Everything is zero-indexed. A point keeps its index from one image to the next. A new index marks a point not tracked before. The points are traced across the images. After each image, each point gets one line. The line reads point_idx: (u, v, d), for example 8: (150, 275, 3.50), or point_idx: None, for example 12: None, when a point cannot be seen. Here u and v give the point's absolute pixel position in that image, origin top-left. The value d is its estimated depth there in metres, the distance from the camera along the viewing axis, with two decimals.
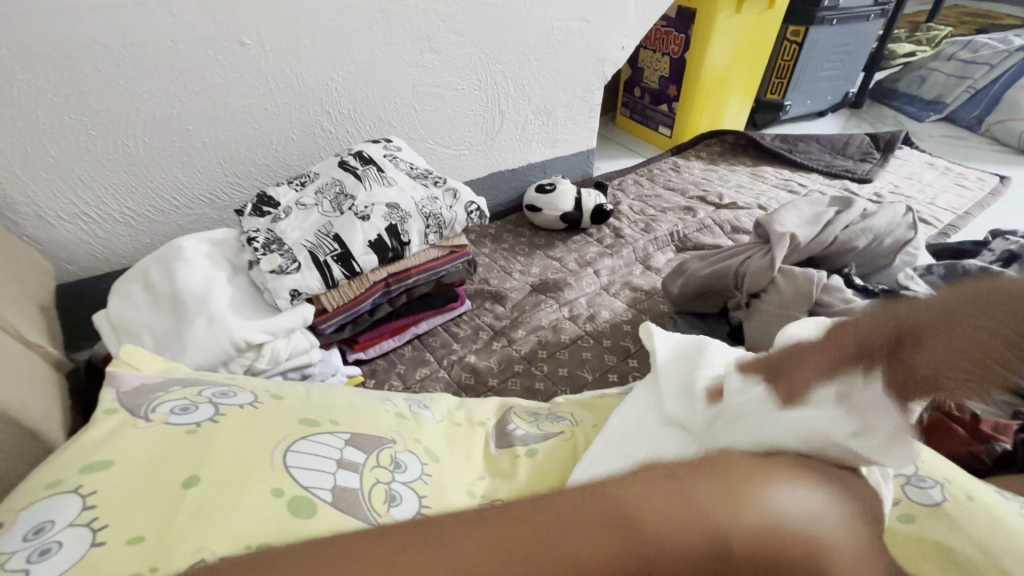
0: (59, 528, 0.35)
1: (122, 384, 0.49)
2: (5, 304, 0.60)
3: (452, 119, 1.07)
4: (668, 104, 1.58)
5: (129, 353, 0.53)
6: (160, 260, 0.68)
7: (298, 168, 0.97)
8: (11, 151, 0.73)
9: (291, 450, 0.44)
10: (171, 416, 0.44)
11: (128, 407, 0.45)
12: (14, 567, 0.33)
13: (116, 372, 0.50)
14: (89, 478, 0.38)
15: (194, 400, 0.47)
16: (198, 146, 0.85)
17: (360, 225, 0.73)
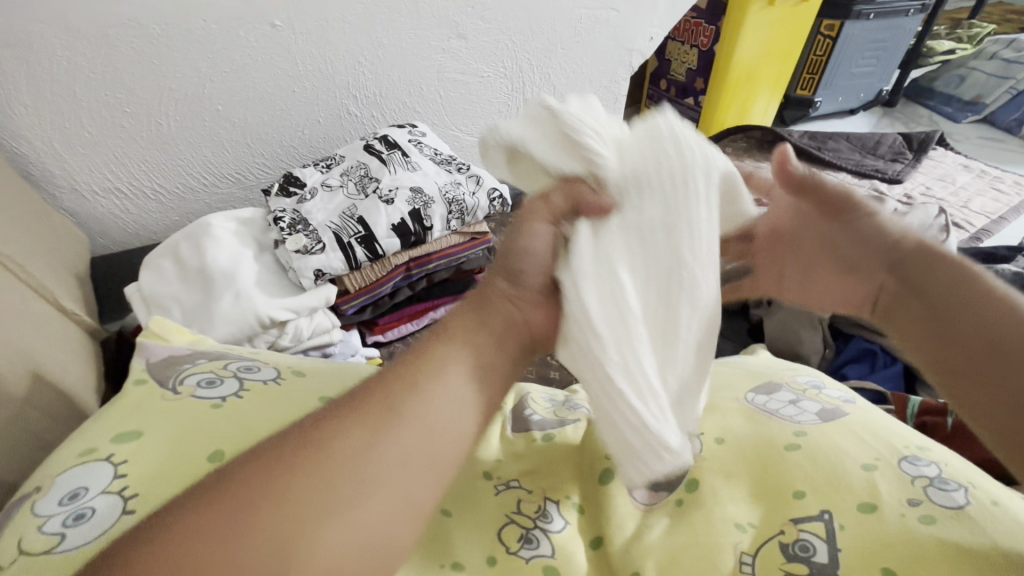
0: (92, 495, 0.37)
1: (151, 356, 0.50)
2: (44, 273, 0.62)
3: (476, 106, 1.07)
4: (694, 98, 1.55)
5: (158, 324, 0.54)
6: (189, 236, 0.69)
7: (324, 150, 0.98)
8: (49, 126, 0.75)
9: None
10: (197, 389, 0.45)
11: (157, 378, 0.47)
12: (53, 530, 0.35)
13: (145, 343, 0.51)
14: (120, 448, 0.40)
15: (220, 373, 0.48)
16: (228, 126, 0.87)
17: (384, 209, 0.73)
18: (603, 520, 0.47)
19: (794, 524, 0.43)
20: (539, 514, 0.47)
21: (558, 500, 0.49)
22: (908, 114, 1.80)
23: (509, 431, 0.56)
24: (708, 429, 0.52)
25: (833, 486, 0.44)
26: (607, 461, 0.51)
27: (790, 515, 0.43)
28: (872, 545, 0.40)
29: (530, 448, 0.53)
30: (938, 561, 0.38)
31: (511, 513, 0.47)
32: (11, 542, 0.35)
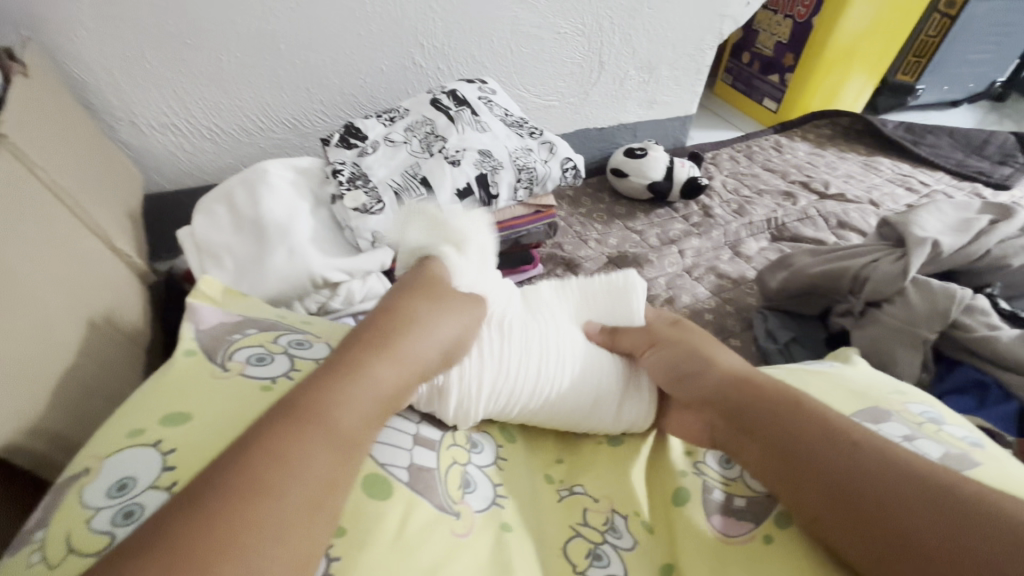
0: (140, 489, 0.32)
1: (200, 323, 0.47)
2: (99, 210, 0.59)
3: (548, 65, 0.99)
4: (779, 75, 1.41)
5: (208, 284, 0.51)
6: (244, 181, 0.66)
7: (384, 103, 0.92)
8: (111, 53, 0.72)
9: None
10: (247, 365, 0.42)
11: (207, 350, 0.44)
12: (100, 528, 0.31)
13: (195, 305, 0.48)
14: (168, 433, 0.36)
15: (270, 348, 0.45)
16: (288, 67, 0.82)
17: (451, 172, 0.69)
18: (676, 547, 0.44)
19: None
20: (608, 528, 0.45)
21: (627, 515, 0.46)
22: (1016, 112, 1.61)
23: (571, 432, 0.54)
24: None
25: None
26: (681, 480, 0.49)
27: None
28: None
29: (595, 453, 0.51)
30: None
31: (578, 526, 0.44)
32: (55, 537, 0.31)
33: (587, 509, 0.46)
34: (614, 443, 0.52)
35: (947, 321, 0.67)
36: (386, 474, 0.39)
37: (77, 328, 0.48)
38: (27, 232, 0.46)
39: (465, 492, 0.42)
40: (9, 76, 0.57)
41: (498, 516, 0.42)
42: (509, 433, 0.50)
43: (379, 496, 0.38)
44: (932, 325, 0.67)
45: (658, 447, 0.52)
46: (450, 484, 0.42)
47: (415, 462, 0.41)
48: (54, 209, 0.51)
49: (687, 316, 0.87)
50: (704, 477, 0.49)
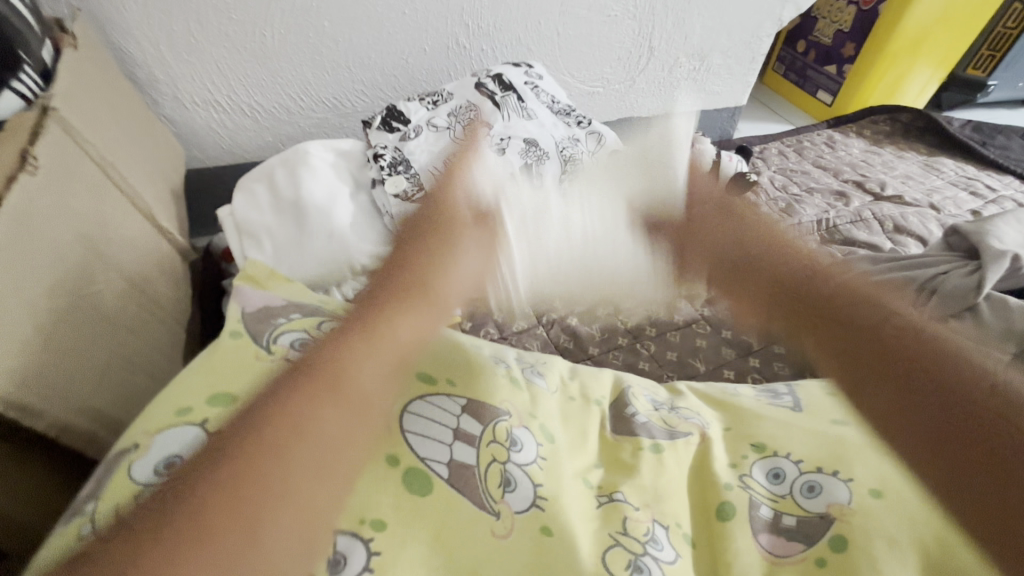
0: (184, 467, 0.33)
1: (246, 305, 0.47)
2: (144, 186, 0.59)
3: (596, 50, 0.95)
4: (838, 65, 1.33)
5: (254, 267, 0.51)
6: (285, 162, 0.65)
7: (426, 84, 0.90)
8: (158, 27, 0.71)
9: (407, 410, 0.40)
10: (289, 350, 0.41)
11: (252, 332, 0.43)
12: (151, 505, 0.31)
13: (240, 288, 0.48)
14: (213, 413, 0.36)
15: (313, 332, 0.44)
16: (331, 45, 0.80)
17: (497, 161, 0.68)
18: (718, 558, 0.42)
19: None
20: (649, 538, 0.42)
21: (667, 526, 0.44)
22: None
23: (611, 434, 0.53)
24: (863, 477, 0.46)
25: None
26: (726, 492, 0.47)
27: None
28: None
29: (637, 459, 0.49)
30: None
31: (616, 536, 0.41)
32: (106, 509, 0.31)
33: (626, 519, 0.43)
34: (658, 449, 0.50)
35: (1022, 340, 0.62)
36: (426, 468, 0.37)
37: (123, 304, 0.48)
38: (76, 208, 0.46)
39: (506, 492, 0.39)
40: (61, 47, 0.57)
41: (540, 518, 0.39)
42: (550, 431, 0.48)
43: (419, 490, 0.36)
44: (1003, 344, 0.62)
45: (702, 457, 0.51)
46: (490, 483, 0.39)
47: (455, 457, 0.39)
48: (103, 185, 0.51)
49: (729, 319, 0.84)
50: (750, 489, 0.47)
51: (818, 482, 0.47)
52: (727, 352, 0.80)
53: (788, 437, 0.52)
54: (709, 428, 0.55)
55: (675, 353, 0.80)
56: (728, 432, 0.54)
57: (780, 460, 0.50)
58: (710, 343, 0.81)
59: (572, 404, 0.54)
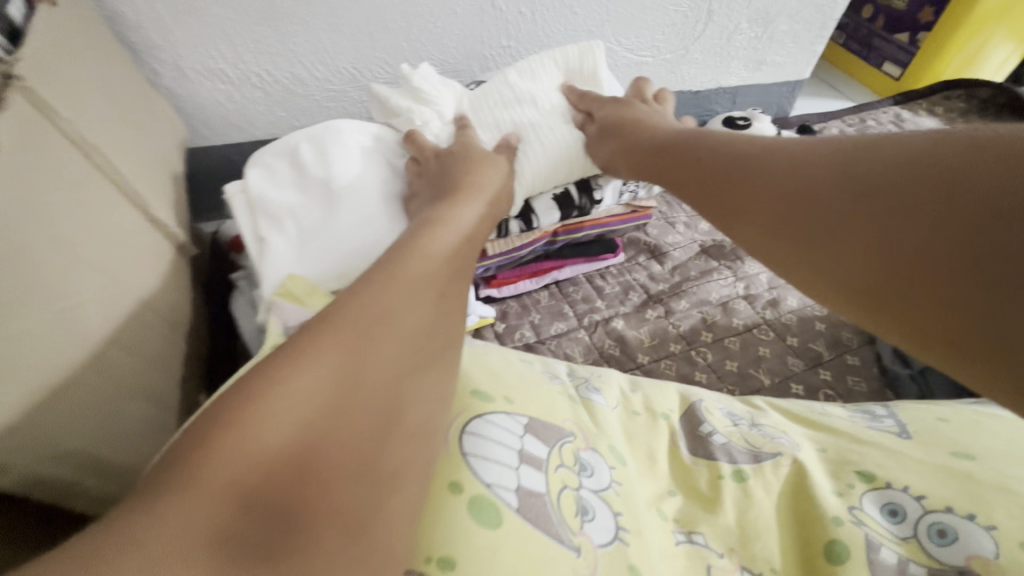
0: None
1: (287, 322, 0.43)
2: (136, 170, 0.51)
3: (648, 13, 0.83)
4: (910, 34, 1.19)
5: (292, 281, 0.47)
6: (313, 138, 0.56)
7: (455, 52, 0.80)
8: None
9: (466, 432, 0.38)
10: None
11: None
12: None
13: (277, 303, 0.45)
14: None
15: None
16: (350, 6, 0.70)
17: (553, 171, 0.64)
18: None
19: None
20: None
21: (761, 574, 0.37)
22: None
23: (686, 453, 0.44)
24: (1005, 523, 0.37)
25: None
26: (837, 531, 0.38)
27: None
28: None
29: (718, 491, 0.41)
30: None
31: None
32: None
33: (711, 563, 0.38)
34: (742, 478, 0.42)
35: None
36: (494, 495, 0.34)
37: (111, 313, 0.41)
38: (51, 200, 0.38)
39: (584, 521, 0.36)
40: (36, 5, 0.48)
41: (625, 556, 0.35)
42: (620, 452, 0.42)
43: (489, 521, 0.33)
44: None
45: (798, 486, 0.42)
46: (566, 514, 0.35)
47: (523, 485, 0.36)
48: (83, 169, 0.43)
49: (795, 324, 0.74)
50: (866, 530, 0.38)
51: (949, 526, 0.38)
52: (794, 363, 0.70)
53: (899, 463, 0.42)
54: (800, 449, 0.45)
55: (736, 362, 0.70)
56: (821, 454, 0.45)
57: (896, 493, 0.40)
58: (775, 351, 0.72)
59: (638, 421, 0.46)
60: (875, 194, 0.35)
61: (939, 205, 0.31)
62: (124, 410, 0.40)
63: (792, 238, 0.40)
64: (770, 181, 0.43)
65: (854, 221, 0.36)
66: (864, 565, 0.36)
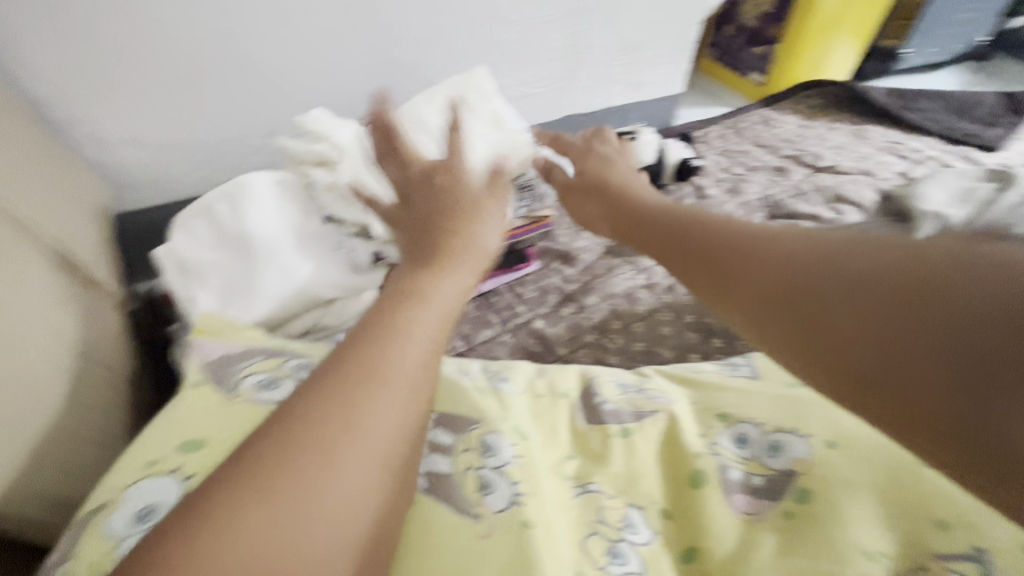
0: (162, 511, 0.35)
1: (205, 356, 0.48)
2: (70, 238, 0.56)
3: (532, 52, 0.95)
4: (764, 46, 1.39)
5: (210, 320, 0.53)
6: (225, 194, 0.62)
7: (365, 101, 0.88)
8: (69, 68, 0.67)
9: None
10: (257, 390, 0.44)
11: (214, 379, 0.45)
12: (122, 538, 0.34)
13: (202, 342, 0.50)
14: (187, 459, 0.38)
15: (276, 372, 0.46)
16: (261, 70, 0.78)
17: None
18: (698, 528, 0.43)
19: (939, 559, 0.38)
20: (624, 523, 0.44)
21: (642, 507, 0.45)
22: (1004, 70, 1.60)
23: (582, 423, 0.53)
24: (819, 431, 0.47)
25: (977, 512, 0.40)
26: (698, 461, 0.47)
27: (931, 546, 0.39)
28: None
29: (606, 447, 0.50)
30: None
31: (594, 524, 0.44)
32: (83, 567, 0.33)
33: (603, 504, 0.45)
34: (626, 434, 0.50)
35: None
36: None
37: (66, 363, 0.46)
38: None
39: (485, 493, 0.43)
40: None
41: (520, 514, 0.41)
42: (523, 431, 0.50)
43: None
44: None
45: (671, 432, 0.51)
46: (467, 488, 0.43)
47: (430, 470, 0.44)
48: (21, 242, 0.48)
49: (689, 302, 0.86)
50: (720, 458, 0.48)
51: (780, 441, 0.47)
52: (690, 336, 0.82)
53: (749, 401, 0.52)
54: (675, 404, 0.54)
55: (642, 343, 0.81)
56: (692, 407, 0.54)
57: (743, 426, 0.50)
58: (674, 328, 0.83)
59: (540, 402, 0.54)
60: (864, 287, 0.30)
61: (914, 317, 0.27)
62: (79, 451, 0.45)
63: (820, 324, 0.31)
64: (760, 250, 0.38)
65: (877, 306, 0.29)
66: (717, 483, 0.45)
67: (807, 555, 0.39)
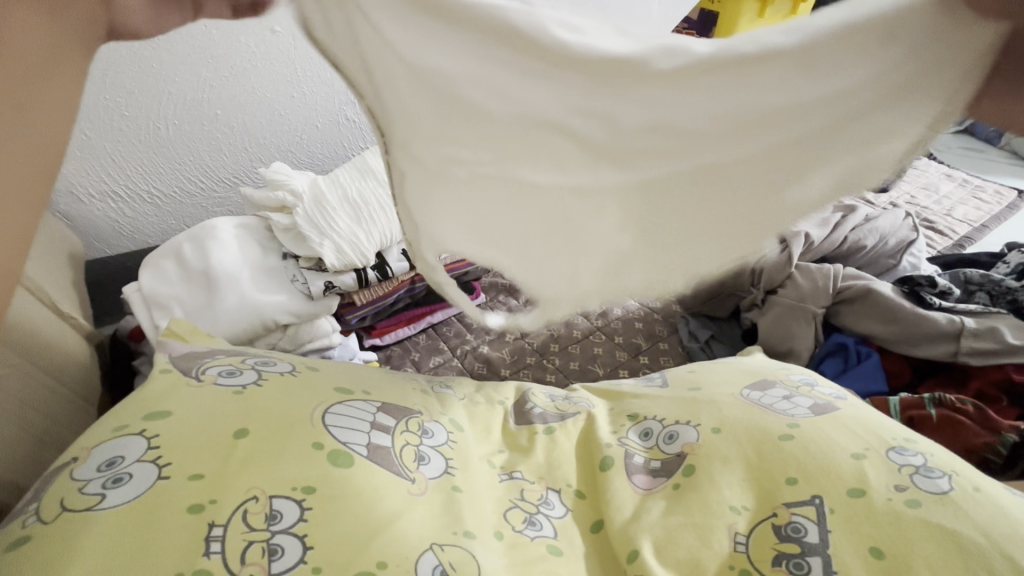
0: (128, 462, 0.37)
1: (173, 351, 0.52)
2: (42, 274, 0.62)
3: None
4: None
5: (179, 325, 0.57)
6: (192, 237, 0.70)
7: (323, 160, 0.91)
8: None
9: (329, 411, 0.45)
10: (219, 377, 0.46)
11: (181, 368, 0.48)
12: (93, 491, 0.36)
13: (168, 342, 0.53)
14: (152, 423, 0.40)
15: (239, 365, 0.49)
16: (227, 130, 0.80)
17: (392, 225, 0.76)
18: (603, 504, 0.47)
19: (788, 508, 0.43)
20: (527, 522, 0.44)
21: (559, 489, 0.49)
22: None
23: (512, 424, 0.54)
24: (705, 419, 0.51)
25: (823, 472, 0.44)
26: (607, 449, 0.51)
27: (782, 500, 0.43)
28: (866, 528, 0.40)
29: (533, 442, 0.52)
30: (920, 539, 0.38)
31: (515, 500, 0.46)
32: (49, 503, 0.35)
33: (524, 488, 0.48)
34: (550, 431, 0.53)
35: (829, 295, 0.75)
36: (347, 448, 0.42)
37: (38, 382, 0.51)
38: None
39: (420, 465, 0.44)
40: None
41: (450, 481, 0.44)
42: (459, 423, 0.52)
43: (341, 464, 0.41)
44: (818, 301, 0.75)
45: (588, 431, 0.54)
46: (404, 459, 0.44)
47: (373, 441, 0.44)
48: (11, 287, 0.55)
49: (619, 326, 0.86)
50: (625, 447, 0.51)
51: (677, 430, 0.51)
52: (620, 355, 0.82)
53: (669, 397, 0.56)
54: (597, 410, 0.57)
55: (577, 361, 0.81)
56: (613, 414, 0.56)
57: (649, 421, 0.54)
58: (606, 349, 0.82)
59: (478, 407, 0.56)
60: None
61: None
62: (42, 458, 0.52)
63: None
64: None
65: None
66: (622, 469, 0.49)
67: (684, 516, 0.44)
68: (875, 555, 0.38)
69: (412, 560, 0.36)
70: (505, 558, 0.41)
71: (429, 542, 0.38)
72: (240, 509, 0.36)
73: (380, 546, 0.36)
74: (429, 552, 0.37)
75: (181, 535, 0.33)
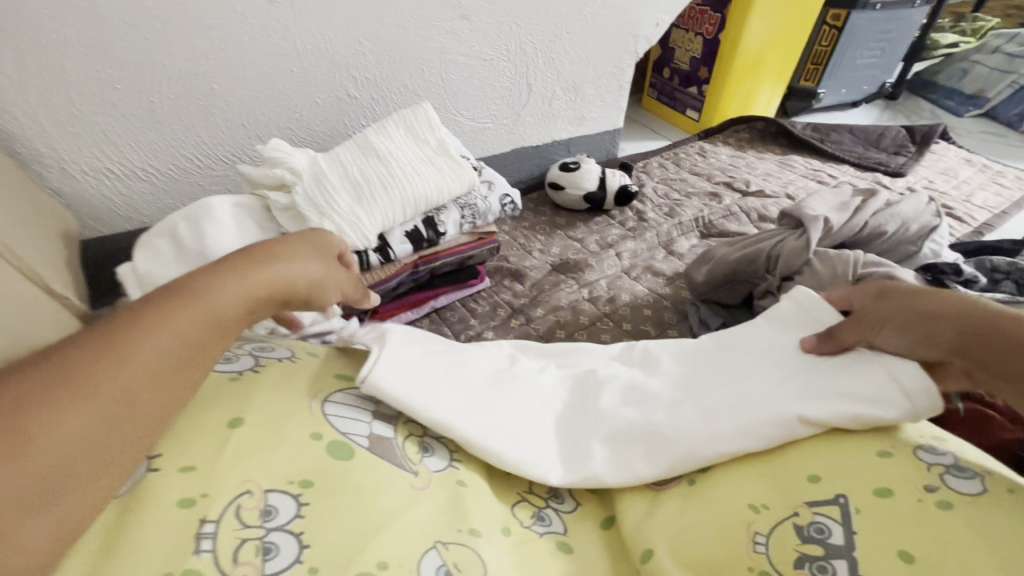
0: None
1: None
2: (32, 252, 0.60)
3: (479, 90, 0.99)
4: (698, 87, 1.52)
5: None
6: (188, 216, 0.67)
7: (325, 138, 0.88)
8: (22, 103, 0.64)
9: (328, 401, 0.43)
10: None
11: None
12: None
13: None
14: None
15: (235, 352, 0.46)
16: (224, 105, 0.76)
17: (397, 206, 0.73)
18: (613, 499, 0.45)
19: (809, 506, 0.40)
20: (535, 518, 0.43)
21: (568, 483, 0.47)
22: (910, 109, 1.77)
23: None
24: None
25: (849, 469, 0.41)
26: None
27: (803, 498, 0.41)
28: (894, 529, 0.38)
29: None
30: (954, 544, 0.36)
31: (522, 493, 0.44)
32: None
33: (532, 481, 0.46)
34: None
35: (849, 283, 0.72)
36: (346, 439, 0.40)
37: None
38: None
39: (424, 456, 0.43)
40: None
41: (454, 474, 0.42)
42: None
43: (341, 457, 0.38)
44: None
45: None
46: (407, 450, 0.42)
47: (374, 432, 0.42)
48: None
49: (627, 313, 0.88)
50: None
51: None
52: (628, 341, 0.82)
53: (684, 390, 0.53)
54: None
55: None
56: None
57: None
58: (614, 336, 0.84)
59: None
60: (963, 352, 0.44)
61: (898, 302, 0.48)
62: None
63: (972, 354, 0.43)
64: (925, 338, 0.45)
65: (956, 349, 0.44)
66: None
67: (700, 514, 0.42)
68: (904, 558, 0.36)
69: (415, 560, 0.35)
70: (512, 557, 0.39)
71: (433, 539, 0.36)
72: (234, 504, 0.34)
73: (381, 546, 0.34)
74: (433, 550, 0.36)
75: (170, 531, 0.31)
